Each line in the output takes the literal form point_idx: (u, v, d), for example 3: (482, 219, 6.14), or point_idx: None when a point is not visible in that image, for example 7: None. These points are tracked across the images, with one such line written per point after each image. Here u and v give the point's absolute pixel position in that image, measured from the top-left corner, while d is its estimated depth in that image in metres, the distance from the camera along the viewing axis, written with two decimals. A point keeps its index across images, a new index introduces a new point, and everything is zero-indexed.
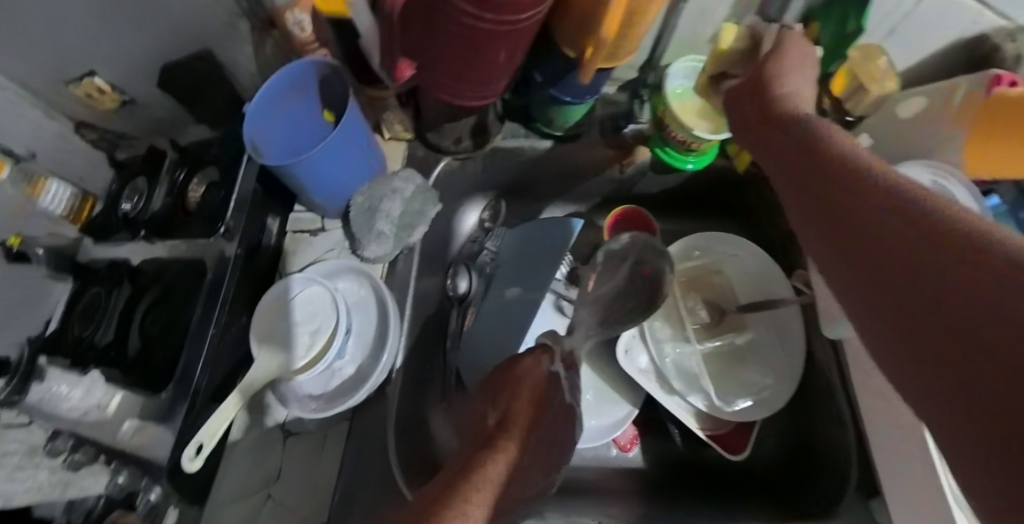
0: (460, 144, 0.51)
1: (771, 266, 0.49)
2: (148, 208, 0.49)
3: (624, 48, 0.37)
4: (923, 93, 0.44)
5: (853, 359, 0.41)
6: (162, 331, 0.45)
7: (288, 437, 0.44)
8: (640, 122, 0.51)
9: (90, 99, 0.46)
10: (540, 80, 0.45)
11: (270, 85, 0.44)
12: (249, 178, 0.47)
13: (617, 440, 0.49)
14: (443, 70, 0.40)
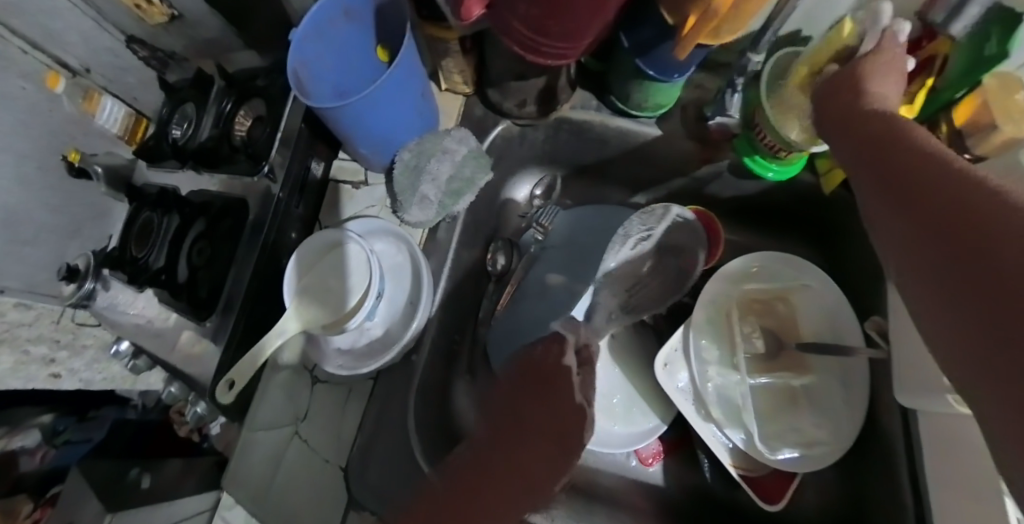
0: (523, 108, 0.43)
1: (845, 305, 0.41)
2: (195, 138, 0.53)
3: (735, 23, 0.28)
4: None
5: (962, 442, 0.32)
6: (208, 263, 0.50)
7: (317, 383, 0.45)
8: (729, 116, 0.40)
9: (139, 9, 0.48)
10: (626, 45, 0.35)
11: (320, 9, 0.41)
12: (297, 120, 0.48)
13: (639, 452, 0.44)
14: (521, 13, 0.30)
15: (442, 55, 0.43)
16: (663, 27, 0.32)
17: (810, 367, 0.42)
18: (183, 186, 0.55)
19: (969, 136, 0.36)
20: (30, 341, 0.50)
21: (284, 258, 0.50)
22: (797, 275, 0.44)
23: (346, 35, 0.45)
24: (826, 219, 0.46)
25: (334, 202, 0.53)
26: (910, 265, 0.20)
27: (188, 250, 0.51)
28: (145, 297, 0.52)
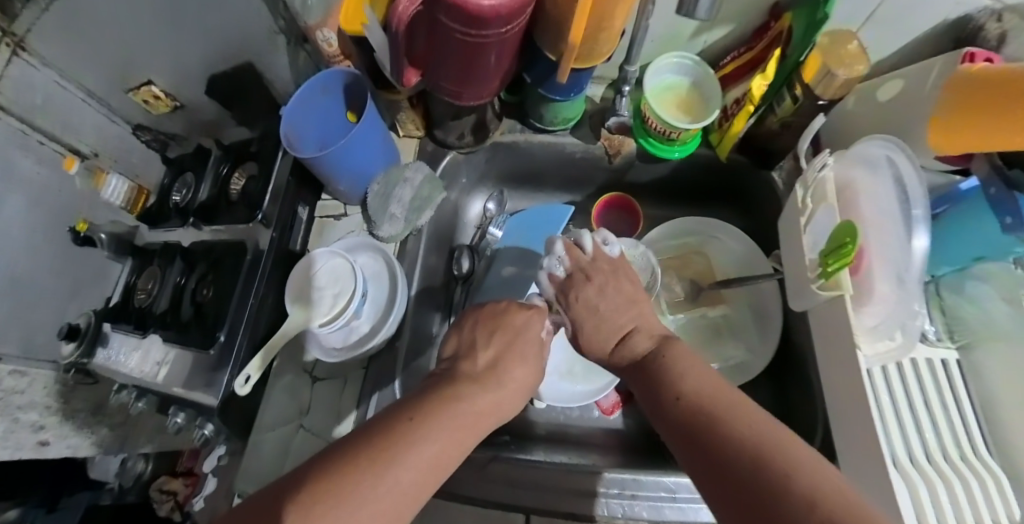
0: (463, 139, 0.55)
1: (754, 248, 0.51)
2: (195, 199, 0.62)
3: (599, 46, 0.41)
4: (901, 75, 0.43)
5: (824, 334, 0.41)
6: (216, 298, 0.55)
7: (316, 381, 0.55)
8: (623, 115, 0.50)
9: (148, 103, 0.60)
10: (530, 80, 0.49)
11: (303, 86, 0.51)
12: (284, 173, 0.58)
13: (600, 403, 0.51)
14: (443, 74, 0.44)
15: (397, 112, 0.55)
16: (550, 65, 0.45)
17: (725, 299, 0.52)
18: (185, 238, 0.62)
19: (818, 86, 0.41)
20: (21, 408, 0.51)
21: (277, 284, 0.57)
22: (708, 231, 0.53)
23: (321, 103, 0.55)
24: (722, 188, 0.56)
25: (320, 231, 0.62)
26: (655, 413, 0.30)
27: (193, 291, 0.57)
28: (147, 342, 0.55)
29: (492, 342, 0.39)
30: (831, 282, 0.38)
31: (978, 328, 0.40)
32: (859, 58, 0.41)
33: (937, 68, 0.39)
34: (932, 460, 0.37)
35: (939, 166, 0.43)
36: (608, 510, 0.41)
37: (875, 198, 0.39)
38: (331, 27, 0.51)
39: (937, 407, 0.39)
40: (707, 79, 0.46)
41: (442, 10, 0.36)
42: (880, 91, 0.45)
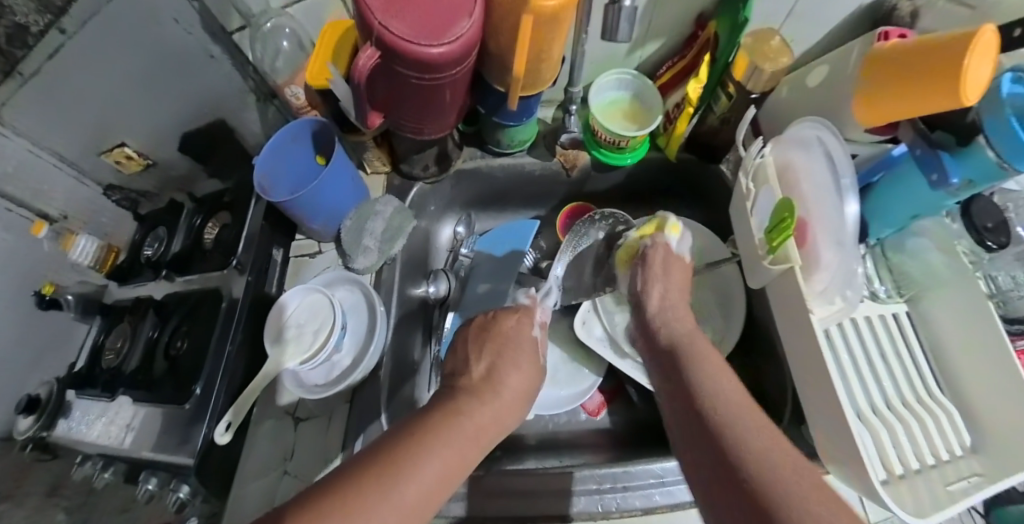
0: (428, 170, 0.57)
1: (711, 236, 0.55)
2: (168, 252, 0.63)
3: (542, 76, 0.45)
4: (826, 62, 0.46)
5: (778, 308, 0.43)
6: (192, 349, 0.54)
7: (299, 422, 0.53)
8: (573, 132, 0.54)
9: (119, 164, 0.57)
10: (484, 110, 0.52)
11: (275, 139, 0.52)
12: (257, 219, 0.57)
13: (585, 405, 0.53)
14: (404, 114, 0.46)
15: (363, 152, 0.57)
16: (499, 98, 0.49)
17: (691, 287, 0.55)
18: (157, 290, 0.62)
19: (749, 81, 0.45)
20: None
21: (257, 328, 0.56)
22: None
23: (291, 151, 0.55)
24: (675, 186, 0.61)
25: (297, 272, 0.61)
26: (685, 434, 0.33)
27: (168, 342, 0.56)
28: (115, 404, 0.54)
29: (482, 356, 0.41)
30: (779, 255, 0.40)
31: (918, 277, 0.44)
32: (785, 50, 0.44)
33: (855, 51, 0.43)
34: (890, 406, 0.41)
35: (871, 137, 0.44)
36: (602, 505, 0.41)
37: (812, 171, 0.40)
38: (300, 83, 0.54)
39: (892, 359, 0.43)
40: (648, 91, 0.51)
41: (399, 60, 0.38)
42: (811, 78, 0.47)
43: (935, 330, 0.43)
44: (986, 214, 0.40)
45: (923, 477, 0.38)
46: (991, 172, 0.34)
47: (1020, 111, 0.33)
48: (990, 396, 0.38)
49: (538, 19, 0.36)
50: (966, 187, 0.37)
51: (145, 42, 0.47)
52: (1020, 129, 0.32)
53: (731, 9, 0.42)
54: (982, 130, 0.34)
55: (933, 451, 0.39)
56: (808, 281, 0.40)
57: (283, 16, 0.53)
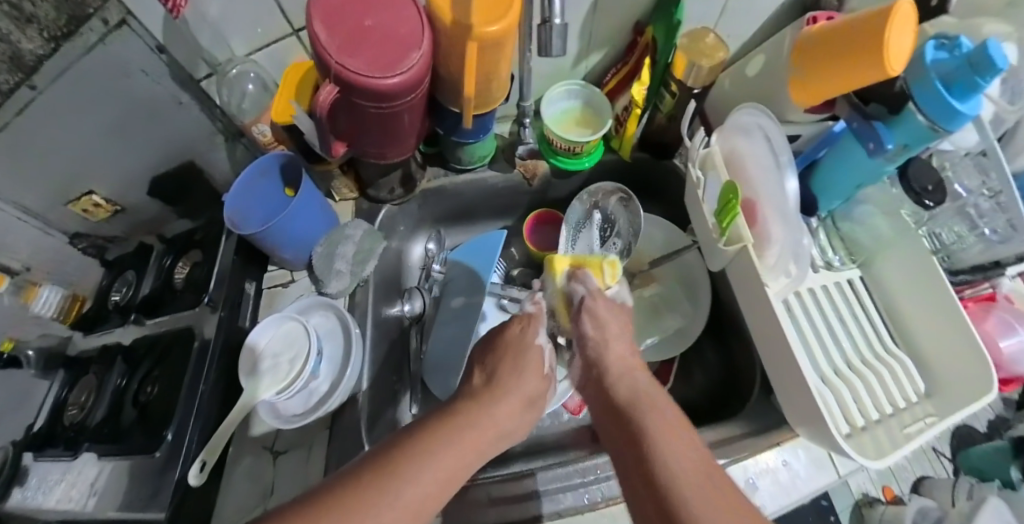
0: (394, 193, 0.58)
1: (675, 232, 0.59)
2: (138, 295, 0.58)
3: (494, 93, 0.45)
4: (762, 51, 0.48)
5: (741, 290, 0.44)
6: (162, 392, 0.52)
7: (278, 456, 0.51)
8: (529, 142, 0.57)
9: (87, 212, 0.54)
10: (442, 132, 0.52)
11: (240, 176, 0.50)
12: (229, 254, 0.57)
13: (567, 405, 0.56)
14: (365, 141, 0.45)
15: (330, 180, 0.57)
16: (454, 118, 0.49)
17: (655, 278, 0.59)
18: (126, 336, 0.56)
19: (690, 78, 0.47)
20: None
21: (228, 366, 0.55)
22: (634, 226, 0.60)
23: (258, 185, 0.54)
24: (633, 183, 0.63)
25: (271, 302, 0.62)
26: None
27: (136, 389, 0.53)
28: (79, 463, 0.49)
29: (487, 363, 0.40)
30: (732, 236, 0.41)
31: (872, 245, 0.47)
32: (720, 45, 0.46)
33: (788, 36, 0.44)
34: (852, 364, 0.44)
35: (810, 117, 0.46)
36: (588, 497, 0.45)
37: (756, 154, 0.41)
38: (267, 121, 0.53)
39: (851, 321, 0.46)
40: (597, 98, 0.53)
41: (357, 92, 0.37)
42: (750, 67, 0.49)
43: (888, 292, 0.47)
44: (922, 175, 0.41)
45: (882, 425, 0.41)
46: (923, 134, 0.37)
47: (943, 77, 0.34)
48: (941, 347, 0.42)
49: (481, 46, 0.37)
50: (901, 151, 0.39)
51: (119, 93, 0.45)
52: (945, 94, 0.34)
53: (664, 12, 0.45)
54: (911, 97, 0.36)
55: (891, 402, 0.42)
56: (762, 257, 0.42)
57: (248, 62, 0.51)
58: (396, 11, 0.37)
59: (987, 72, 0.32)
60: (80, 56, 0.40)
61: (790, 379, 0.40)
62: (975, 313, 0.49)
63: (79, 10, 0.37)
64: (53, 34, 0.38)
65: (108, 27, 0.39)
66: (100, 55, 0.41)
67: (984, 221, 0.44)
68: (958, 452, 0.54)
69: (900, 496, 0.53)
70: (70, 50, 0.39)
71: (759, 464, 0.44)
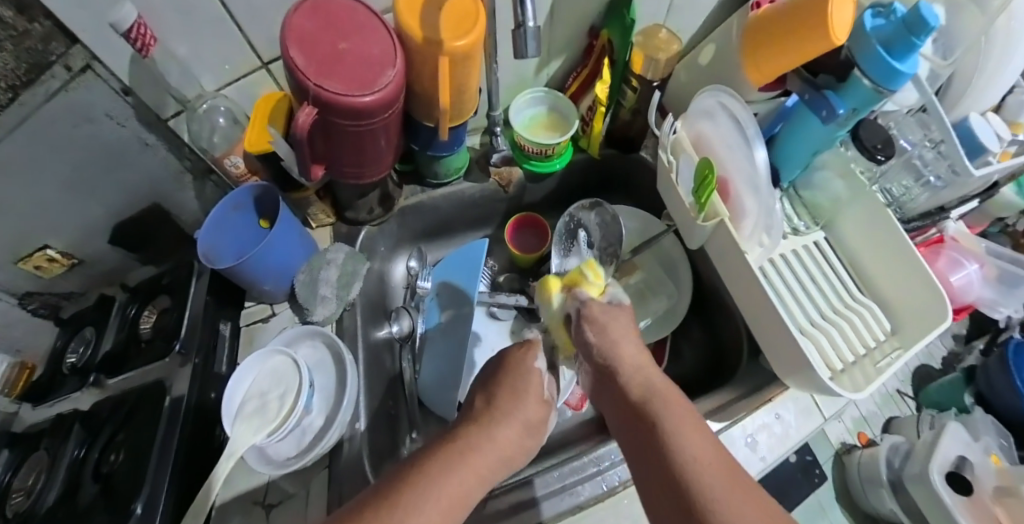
0: (373, 212, 0.58)
1: (650, 219, 0.62)
2: (97, 354, 0.53)
3: (464, 105, 0.46)
4: (711, 41, 0.51)
5: (723, 263, 0.46)
6: (130, 461, 0.46)
7: (271, 510, 0.47)
8: (502, 150, 0.58)
9: (41, 268, 0.49)
10: (417, 147, 0.53)
11: (214, 211, 0.49)
12: (201, 294, 0.55)
13: (569, 402, 0.58)
14: (342, 161, 0.45)
15: (307, 207, 0.56)
16: (428, 132, 0.50)
17: (638, 266, 0.61)
18: (84, 402, 0.49)
19: (649, 71, 0.51)
20: None
21: (204, 423, 0.50)
22: None
23: (232, 220, 0.53)
24: (604, 179, 0.65)
25: (250, 340, 0.60)
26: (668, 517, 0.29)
27: (95, 461, 0.46)
28: None
29: (483, 388, 0.40)
30: (710, 212, 0.44)
31: (832, 206, 0.51)
32: (672, 39, 0.52)
33: (736, 24, 0.48)
34: (826, 316, 0.47)
35: (763, 96, 0.50)
36: (606, 483, 0.45)
37: (721, 134, 0.44)
38: (240, 152, 0.52)
39: (821, 278, 0.50)
40: (561, 102, 0.55)
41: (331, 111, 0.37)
42: (702, 57, 0.53)
43: (848, 248, 0.51)
44: (872, 135, 0.44)
45: (859, 367, 0.45)
46: (869, 97, 0.40)
47: (884, 41, 0.38)
48: (902, 289, 0.46)
49: (454, 60, 0.39)
50: (851, 115, 0.43)
51: (80, 141, 0.44)
52: (887, 57, 0.37)
53: (618, 15, 0.48)
54: (857, 63, 0.40)
55: (865, 345, 0.46)
56: (739, 229, 0.45)
57: (219, 96, 0.50)
58: (365, 32, 0.38)
59: (923, 32, 0.35)
60: (41, 104, 0.39)
61: (781, 341, 0.42)
62: (929, 255, 0.57)
63: (40, 58, 0.36)
64: (10, 83, 0.36)
65: (72, 73, 0.38)
66: (63, 101, 0.40)
67: (930, 169, 0.50)
68: (918, 392, 0.60)
69: (873, 439, 0.56)
70: (30, 98, 0.38)
71: (756, 421, 0.48)
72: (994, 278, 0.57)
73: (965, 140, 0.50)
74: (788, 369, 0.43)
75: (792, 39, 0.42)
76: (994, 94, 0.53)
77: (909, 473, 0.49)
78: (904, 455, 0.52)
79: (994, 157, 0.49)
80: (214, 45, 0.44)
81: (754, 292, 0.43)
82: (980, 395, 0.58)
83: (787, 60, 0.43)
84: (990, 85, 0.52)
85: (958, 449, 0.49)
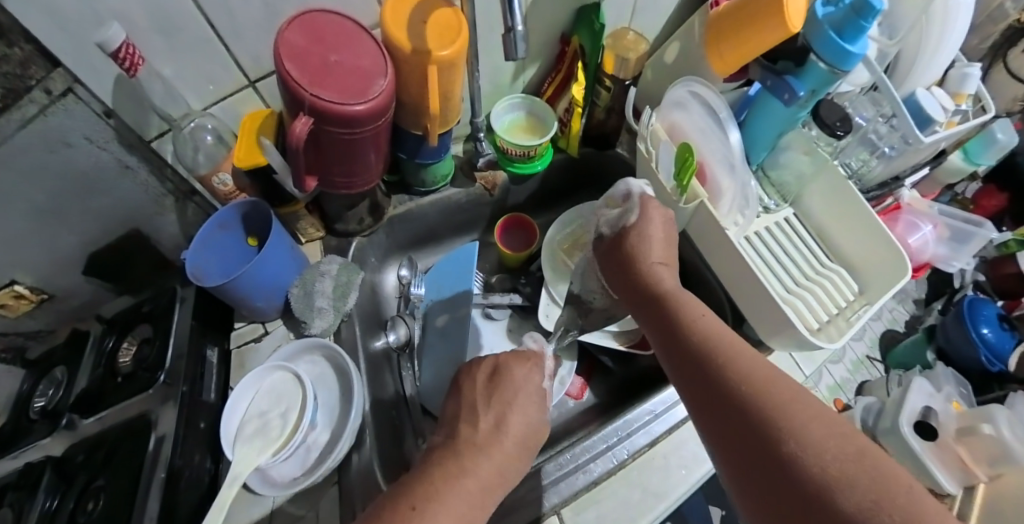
0: (363, 223, 0.59)
1: None
2: (70, 393, 0.50)
3: (451, 111, 0.49)
4: (676, 40, 0.57)
5: (708, 237, 0.51)
6: (111, 505, 0.43)
7: None
8: (487, 154, 0.61)
9: (5, 308, 0.48)
10: (404, 156, 0.55)
11: (200, 232, 0.49)
12: (185, 320, 0.53)
13: (570, 392, 0.61)
14: (334, 172, 0.46)
15: (295, 222, 0.57)
16: (415, 140, 0.52)
17: None
18: (56, 448, 0.47)
19: (620, 71, 0.55)
20: None
21: (198, 452, 0.48)
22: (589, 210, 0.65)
23: (218, 240, 0.52)
24: (582, 176, 0.69)
25: (241, 363, 0.58)
26: (692, 391, 0.35)
27: (71, 510, 0.43)
28: None
29: (490, 407, 0.39)
30: (689, 195, 0.49)
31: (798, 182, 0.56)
32: (639, 40, 0.56)
33: (697, 23, 0.54)
34: (800, 283, 0.52)
35: (729, 85, 0.56)
36: (616, 457, 0.48)
37: (695, 122, 0.48)
38: (228, 169, 0.52)
39: (794, 250, 0.54)
40: (538, 106, 0.58)
41: (324, 121, 0.39)
42: (668, 55, 0.58)
43: (815, 221, 0.55)
44: (830, 113, 0.51)
45: (833, 324, 0.50)
46: (825, 77, 0.46)
47: (835, 26, 0.43)
48: (863, 252, 0.52)
49: (439, 68, 0.41)
50: (810, 96, 0.49)
51: (56, 169, 0.42)
52: (838, 39, 0.43)
53: (586, 21, 0.52)
54: (812, 48, 0.45)
55: (837, 306, 0.51)
56: (716, 208, 0.51)
57: (205, 116, 0.50)
58: (357, 46, 0.41)
59: (869, 14, 0.41)
60: (14, 131, 0.37)
61: (769, 305, 0.47)
62: (888, 221, 0.64)
63: (19, 83, 0.35)
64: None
65: (52, 97, 0.37)
66: (38, 128, 0.38)
67: (884, 141, 0.58)
68: (885, 355, 0.65)
69: (848, 403, 0.60)
70: (4, 124, 0.36)
71: None
72: (947, 236, 0.63)
73: (914, 112, 0.57)
74: (773, 332, 0.49)
75: (747, 31, 0.47)
76: (936, 69, 0.60)
77: (881, 428, 0.53)
78: (877, 412, 0.56)
79: (939, 126, 0.56)
80: (200, 66, 0.46)
81: (738, 263, 0.48)
82: (940, 351, 0.63)
83: (745, 50, 0.49)
84: (931, 62, 0.59)
85: (923, 400, 0.53)
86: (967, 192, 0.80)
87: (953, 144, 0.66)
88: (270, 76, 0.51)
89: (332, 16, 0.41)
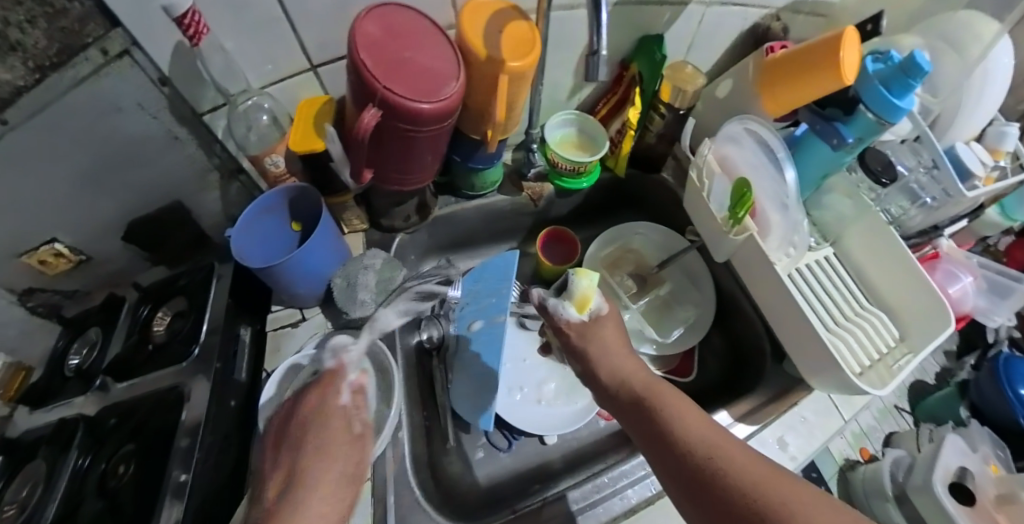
0: (409, 220, 0.60)
1: (667, 233, 0.66)
2: (103, 359, 0.50)
3: (510, 122, 0.50)
4: (728, 77, 0.58)
5: (753, 270, 0.52)
6: (143, 473, 0.43)
7: None
8: (539, 165, 0.62)
9: (43, 265, 0.46)
10: (457, 159, 0.56)
11: (246, 214, 0.50)
12: (221, 298, 0.53)
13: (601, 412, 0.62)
14: (392, 167, 0.47)
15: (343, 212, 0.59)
16: (471, 145, 0.54)
17: (665, 277, 0.66)
18: (87, 409, 0.47)
19: (676, 99, 0.56)
20: None
21: (224, 431, 0.48)
22: (633, 230, 0.66)
23: (263, 223, 0.53)
24: (625, 193, 0.70)
25: (276, 347, 0.58)
26: (675, 484, 0.35)
27: (102, 472, 0.44)
28: None
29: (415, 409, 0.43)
30: (740, 227, 0.50)
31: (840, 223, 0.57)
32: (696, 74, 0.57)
33: (752, 63, 0.55)
34: (841, 324, 0.52)
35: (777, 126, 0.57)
36: (652, 486, 0.49)
37: (747, 158, 0.50)
38: (280, 152, 0.52)
39: (837, 290, 0.54)
40: (589, 125, 0.59)
41: (395, 117, 0.40)
42: (722, 88, 0.59)
43: (857, 263, 0.56)
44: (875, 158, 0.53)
45: (874, 369, 0.50)
46: (871, 127, 0.47)
47: (884, 81, 0.45)
48: (905, 297, 0.52)
49: (509, 79, 0.43)
50: (857, 143, 0.50)
51: (111, 133, 0.43)
52: (887, 93, 0.45)
53: (646, 49, 0.54)
54: (861, 99, 0.47)
55: (877, 350, 0.51)
56: (763, 241, 0.51)
57: (262, 95, 0.50)
58: (429, 47, 0.42)
59: (917, 75, 0.43)
60: (67, 89, 0.37)
61: (812, 342, 0.48)
62: (926, 268, 0.64)
63: (76, 39, 0.35)
64: (38, 62, 0.35)
65: (107, 57, 0.37)
66: (89, 90, 0.38)
67: (926, 192, 0.58)
68: (914, 405, 0.65)
69: (874, 453, 0.60)
70: (57, 82, 0.36)
71: (781, 424, 0.53)
72: (984, 288, 0.64)
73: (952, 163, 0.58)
74: (812, 368, 0.49)
75: (802, 73, 0.48)
76: (976, 122, 0.61)
77: (911, 485, 0.53)
78: (906, 468, 0.56)
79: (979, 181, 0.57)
80: (264, 48, 0.47)
81: (785, 301, 0.49)
82: (973, 406, 0.63)
83: (796, 97, 0.50)
84: (973, 117, 0.60)
85: (957, 459, 0.53)
86: (999, 243, 0.80)
87: (989, 199, 0.67)
88: (331, 68, 0.52)
89: (410, 13, 0.43)
